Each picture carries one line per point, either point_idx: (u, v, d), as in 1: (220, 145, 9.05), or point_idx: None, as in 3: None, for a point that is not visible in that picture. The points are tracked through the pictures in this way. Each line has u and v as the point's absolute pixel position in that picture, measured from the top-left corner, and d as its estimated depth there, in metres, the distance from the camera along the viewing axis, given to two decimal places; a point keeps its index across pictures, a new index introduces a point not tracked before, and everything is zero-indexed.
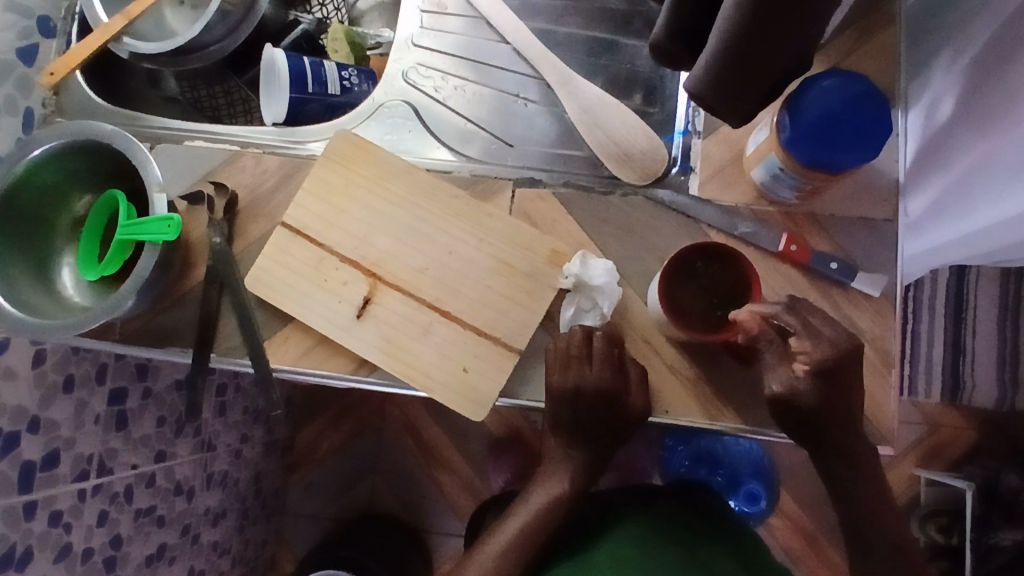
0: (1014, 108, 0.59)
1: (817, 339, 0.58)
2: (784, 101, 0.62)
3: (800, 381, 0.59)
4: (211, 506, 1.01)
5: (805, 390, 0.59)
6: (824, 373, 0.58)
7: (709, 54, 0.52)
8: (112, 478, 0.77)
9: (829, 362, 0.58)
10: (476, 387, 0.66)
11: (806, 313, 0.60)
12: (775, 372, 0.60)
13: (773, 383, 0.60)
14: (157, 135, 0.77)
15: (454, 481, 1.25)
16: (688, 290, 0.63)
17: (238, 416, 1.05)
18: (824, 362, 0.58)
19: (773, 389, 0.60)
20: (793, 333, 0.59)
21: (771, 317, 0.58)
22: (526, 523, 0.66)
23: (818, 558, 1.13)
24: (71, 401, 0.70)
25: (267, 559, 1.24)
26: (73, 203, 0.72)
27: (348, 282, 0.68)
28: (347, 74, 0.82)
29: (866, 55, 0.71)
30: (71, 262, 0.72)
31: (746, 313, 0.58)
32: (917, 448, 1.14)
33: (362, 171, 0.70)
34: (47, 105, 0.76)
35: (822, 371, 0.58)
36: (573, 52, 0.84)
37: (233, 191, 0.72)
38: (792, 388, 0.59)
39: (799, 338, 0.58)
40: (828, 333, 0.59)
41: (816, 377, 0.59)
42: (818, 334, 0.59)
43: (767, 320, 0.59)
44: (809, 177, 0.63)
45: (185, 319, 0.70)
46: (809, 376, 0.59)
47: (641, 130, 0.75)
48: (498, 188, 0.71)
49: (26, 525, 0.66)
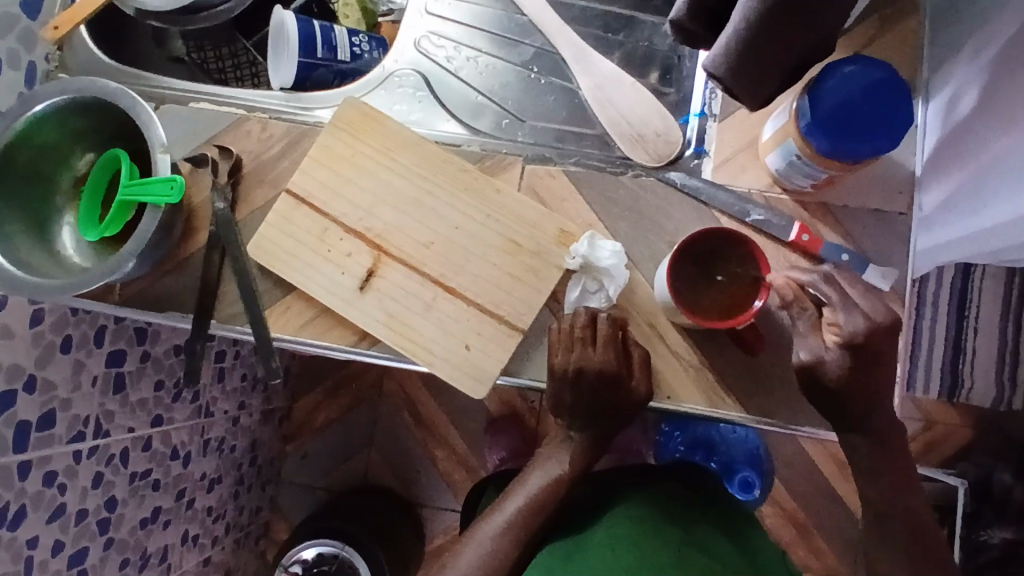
0: None
1: (850, 310, 0.58)
2: (804, 87, 0.60)
3: (830, 352, 0.58)
4: (206, 472, 1.01)
5: (833, 362, 0.58)
6: (854, 348, 0.57)
7: (737, 28, 0.50)
8: (108, 440, 0.77)
9: (862, 338, 0.57)
10: (478, 365, 0.65)
11: (844, 285, 0.59)
12: (806, 341, 0.60)
13: (801, 351, 0.59)
14: (160, 95, 0.75)
15: (448, 456, 1.25)
16: (710, 296, 0.62)
17: (235, 383, 1.05)
18: (854, 336, 0.57)
19: (801, 356, 0.59)
20: (827, 303, 0.59)
21: (808, 286, 0.60)
22: (525, 503, 0.66)
23: (807, 546, 1.15)
24: (68, 361, 0.70)
25: (261, 526, 1.25)
26: (74, 161, 0.70)
27: (352, 253, 0.67)
28: (358, 40, 0.80)
29: (889, 44, 0.69)
30: (70, 222, 0.70)
31: (782, 278, 0.60)
32: (912, 443, 1.14)
33: (371, 141, 0.68)
34: (50, 60, 0.74)
35: (853, 348, 0.57)
36: (589, 27, 0.83)
37: (237, 156, 0.70)
38: (820, 359, 0.58)
39: (834, 310, 0.58)
40: (863, 305, 0.58)
41: (845, 352, 0.58)
42: (852, 306, 0.58)
43: (802, 287, 0.60)
44: (825, 166, 0.62)
45: (186, 285, 0.69)
46: (840, 350, 0.58)
47: (657, 112, 0.74)
48: (507, 163, 0.70)
49: (20, 484, 0.65)
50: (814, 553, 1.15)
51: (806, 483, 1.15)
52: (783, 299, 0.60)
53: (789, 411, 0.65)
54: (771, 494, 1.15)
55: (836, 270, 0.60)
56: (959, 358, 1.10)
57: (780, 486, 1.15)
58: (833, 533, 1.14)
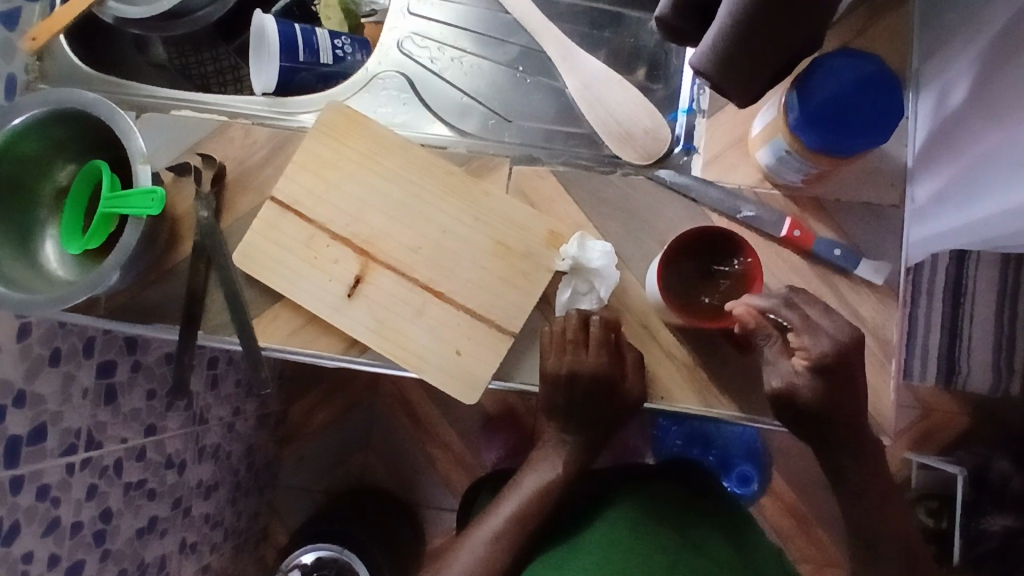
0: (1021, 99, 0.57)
1: (815, 334, 0.58)
2: (793, 81, 0.60)
3: (799, 376, 0.59)
4: (202, 479, 1.00)
5: (805, 387, 0.59)
6: (823, 371, 0.58)
7: (723, 26, 0.49)
8: (101, 452, 0.76)
9: (828, 360, 0.57)
10: (470, 369, 0.64)
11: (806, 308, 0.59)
12: (776, 368, 0.60)
13: (773, 378, 0.60)
14: (141, 103, 0.74)
15: (446, 456, 1.25)
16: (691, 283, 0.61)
17: (229, 389, 1.04)
18: (822, 358, 0.57)
19: (773, 384, 0.60)
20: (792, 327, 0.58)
21: (768, 313, 0.58)
22: (519, 506, 0.66)
23: (807, 538, 1.15)
24: (58, 374, 0.69)
25: (260, 531, 1.24)
26: (56, 172, 0.69)
27: (339, 260, 0.66)
28: (340, 42, 0.78)
29: (879, 36, 0.68)
30: (54, 234, 0.69)
31: (741, 307, 0.58)
32: (910, 431, 1.11)
33: (355, 145, 0.67)
34: (29, 71, 0.72)
35: (820, 370, 0.58)
36: (576, 24, 0.82)
37: (220, 163, 0.69)
38: (792, 384, 0.59)
39: (798, 335, 0.58)
40: (828, 327, 0.58)
41: (815, 375, 0.58)
42: (817, 330, 0.58)
43: (763, 315, 0.58)
44: (815, 160, 0.61)
45: (172, 295, 0.68)
46: (809, 372, 0.58)
47: (644, 108, 0.72)
48: (495, 165, 0.69)
49: (12, 499, 0.64)
50: (813, 544, 1.15)
51: (805, 474, 1.15)
52: (745, 327, 0.58)
53: None
54: (771, 487, 1.15)
55: (795, 292, 0.59)
56: (955, 345, 1.07)
57: (779, 478, 1.15)
58: (832, 523, 1.14)
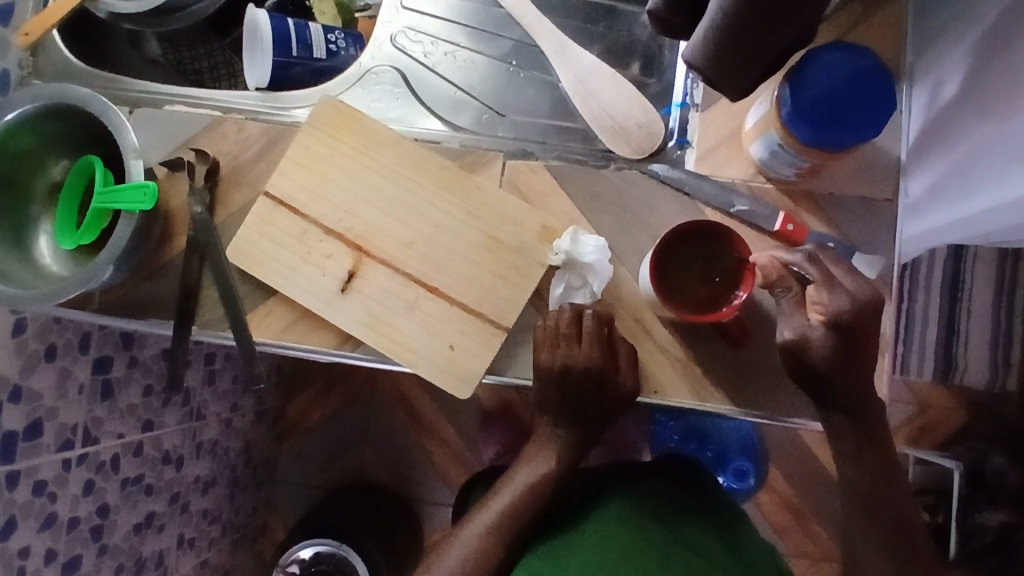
0: (1013, 94, 0.57)
1: (836, 292, 0.59)
2: (786, 75, 0.59)
3: (813, 330, 0.60)
4: (200, 474, 1.00)
5: (818, 340, 0.59)
6: (839, 327, 0.59)
7: (713, 20, 0.49)
8: (98, 447, 0.76)
9: (846, 316, 0.59)
10: (463, 364, 0.64)
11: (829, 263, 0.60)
12: (790, 320, 0.61)
13: (785, 330, 0.61)
14: (135, 99, 0.74)
15: (443, 451, 1.25)
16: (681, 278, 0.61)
17: (227, 385, 1.04)
18: (839, 314, 0.58)
19: (786, 335, 0.61)
20: (812, 282, 0.60)
21: (791, 265, 0.60)
22: (513, 500, 0.66)
23: (803, 532, 1.15)
24: (53, 369, 0.69)
25: (259, 526, 1.24)
26: (50, 168, 0.69)
27: (332, 255, 0.66)
28: (334, 37, 0.78)
29: (872, 29, 0.68)
30: (48, 229, 0.69)
31: (766, 258, 0.60)
32: (906, 427, 1.12)
33: (348, 140, 0.67)
34: (23, 66, 0.72)
35: (836, 326, 0.59)
36: (569, 19, 0.82)
37: (214, 158, 0.69)
38: (804, 336, 0.60)
39: (817, 288, 0.59)
40: (850, 287, 0.59)
41: (830, 330, 0.59)
42: (838, 287, 0.59)
43: (786, 267, 0.60)
44: (807, 155, 0.61)
45: (167, 290, 0.69)
46: (825, 328, 0.59)
47: (637, 102, 0.72)
48: (487, 160, 0.69)
49: (9, 494, 0.64)
50: (810, 539, 1.15)
51: (801, 469, 1.15)
52: (767, 279, 0.61)
53: (778, 403, 0.65)
54: (767, 481, 1.15)
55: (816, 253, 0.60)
56: (952, 340, 1.09)
57: (775, 473, 1.15)
58: (829, 517, 1.15)
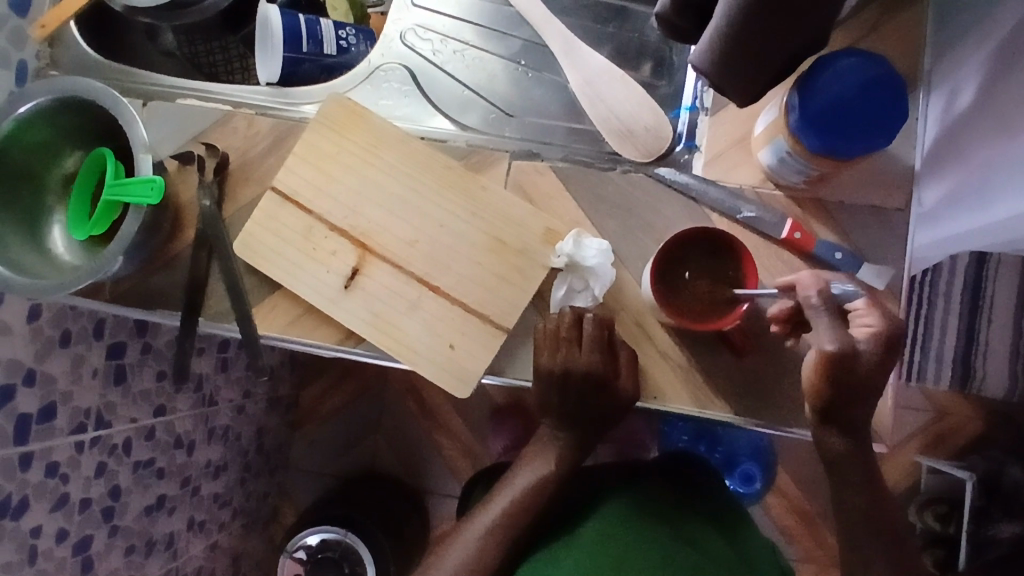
0: None
1: (882, 312, 0.57)
2: (796, 81, 0.58)
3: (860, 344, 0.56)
4: (212, 459, 1.02)
5: (863, 356, 0.56)
6: (888, 345, 0.56)
7: (720, 25, 0.49)
8: (110, 431, 0.78)
9: (895, 337, 0.56)
10: (462, 364, 0.65)
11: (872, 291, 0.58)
12: (834, 331, 0.56)
13: (832, 341, 0.55)
14: (149, 93, 0.75)
15: (452, 444, 1.26)
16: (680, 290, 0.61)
17: (240, 372, 1.06)
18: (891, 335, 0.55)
19: (830, 346, 0.55)
20: (859, 303, 0.57)
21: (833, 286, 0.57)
22: (511, 502, 0.66)
23: (812, 538, 1.14)
24: (67, 355, 0.70)
25: (269, 511, 1.26)
26: (64, 159, 0.70)
27: (337, 252, 0.66)
28: (344, 33, 0.79)
29: (888, 35, 0.68)
30: (62, 220, 0.71)
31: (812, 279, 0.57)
32: (922, 434, 1.08)
33: (354, 137, 0.67)
34: (40, 58, 0.73)
35: (887, 344, 0.56)
36: (580, 18, 0.82)
37: (223, 153, 0.70)
38: (854, 348, 0.55)
39: (863, 309, 0.57)
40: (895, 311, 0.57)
41: (880, 349, 0.56)
42: (884, 309, 0.57)
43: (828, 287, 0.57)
44: (816, 162, 0.60)
45: (176, 281, 0.70)
46: (873, 344, 0.56)
47: (645, 104, 0.71)
48: (494, 159, 0.69)
49: (22, 475, 0.66)
50: (819, 545, 1.14)
51: (810, 473, 1.14)
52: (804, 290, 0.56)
53: (780, 411, 0.64)
54: (776, 485, 1.14)
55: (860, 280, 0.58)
56: (971, 348, 1.04)
57: (784, 476, 1.14)
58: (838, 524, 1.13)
